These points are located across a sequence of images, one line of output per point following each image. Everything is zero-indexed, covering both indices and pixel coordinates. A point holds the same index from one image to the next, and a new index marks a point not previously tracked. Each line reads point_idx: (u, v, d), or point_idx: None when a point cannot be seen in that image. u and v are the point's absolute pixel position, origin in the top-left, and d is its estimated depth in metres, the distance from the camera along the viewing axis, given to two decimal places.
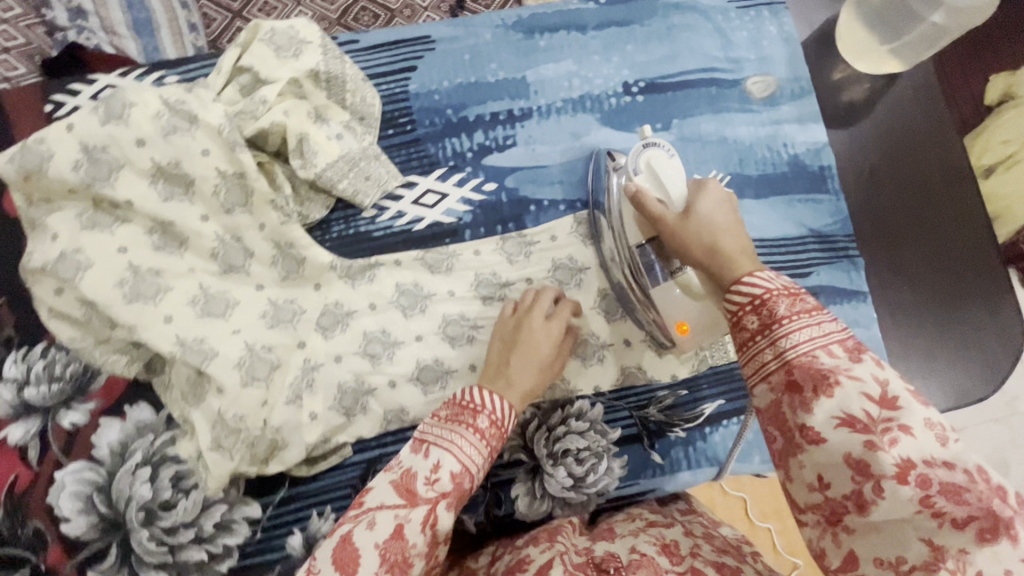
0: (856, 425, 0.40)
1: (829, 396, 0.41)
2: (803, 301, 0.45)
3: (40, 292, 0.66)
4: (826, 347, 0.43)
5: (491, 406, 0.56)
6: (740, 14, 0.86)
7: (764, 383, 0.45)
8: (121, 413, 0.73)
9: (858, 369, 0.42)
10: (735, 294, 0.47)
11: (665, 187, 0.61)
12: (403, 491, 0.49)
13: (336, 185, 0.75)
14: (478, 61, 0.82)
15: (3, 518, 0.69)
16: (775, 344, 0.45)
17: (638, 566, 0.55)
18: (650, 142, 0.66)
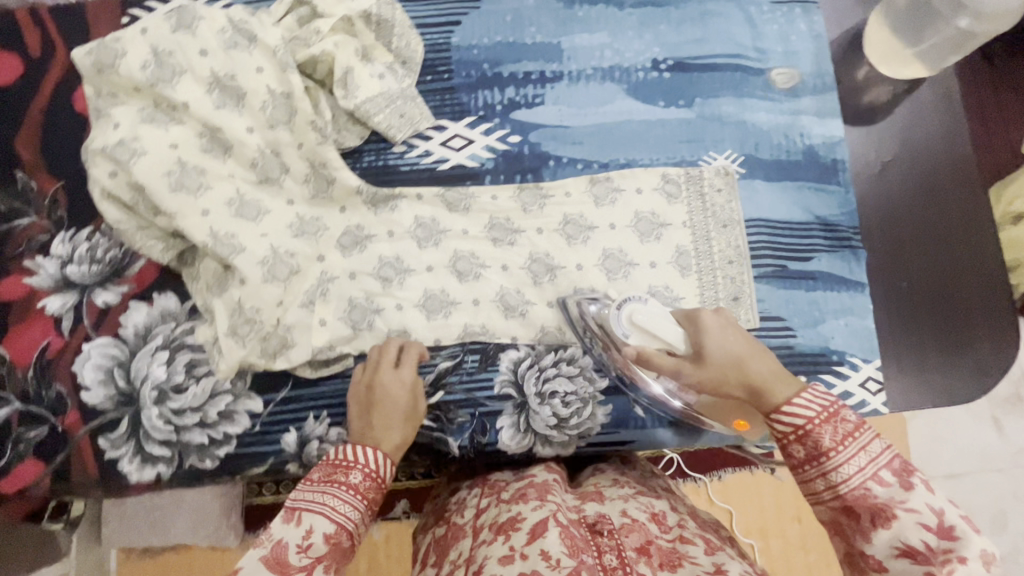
0: (916, 555, 0.47)
1: (886, 527, 0.48)
2: (844, 426, 0.52)
3: (95, 173, 0.73)
4: (875, 476, 0.50)
5: (364, 460, 0.58)
6: (773, 8, 0.90)
7: (821, 502, 0.53)
8: (149, 300, 0.78)
9: (912, 500, 0.48)
10: (778, 421, 0.55)
11: (663, 336, 0.64)
12: (275, 567, 0.51)
13: (373, 117, 0.81)
14: (518, 23, 0.88)
15: (32, 379, 0.76)
16: (827, 474, 0.52)
17: (630, 531, 0.57)
18: (621, 299, 0.68)
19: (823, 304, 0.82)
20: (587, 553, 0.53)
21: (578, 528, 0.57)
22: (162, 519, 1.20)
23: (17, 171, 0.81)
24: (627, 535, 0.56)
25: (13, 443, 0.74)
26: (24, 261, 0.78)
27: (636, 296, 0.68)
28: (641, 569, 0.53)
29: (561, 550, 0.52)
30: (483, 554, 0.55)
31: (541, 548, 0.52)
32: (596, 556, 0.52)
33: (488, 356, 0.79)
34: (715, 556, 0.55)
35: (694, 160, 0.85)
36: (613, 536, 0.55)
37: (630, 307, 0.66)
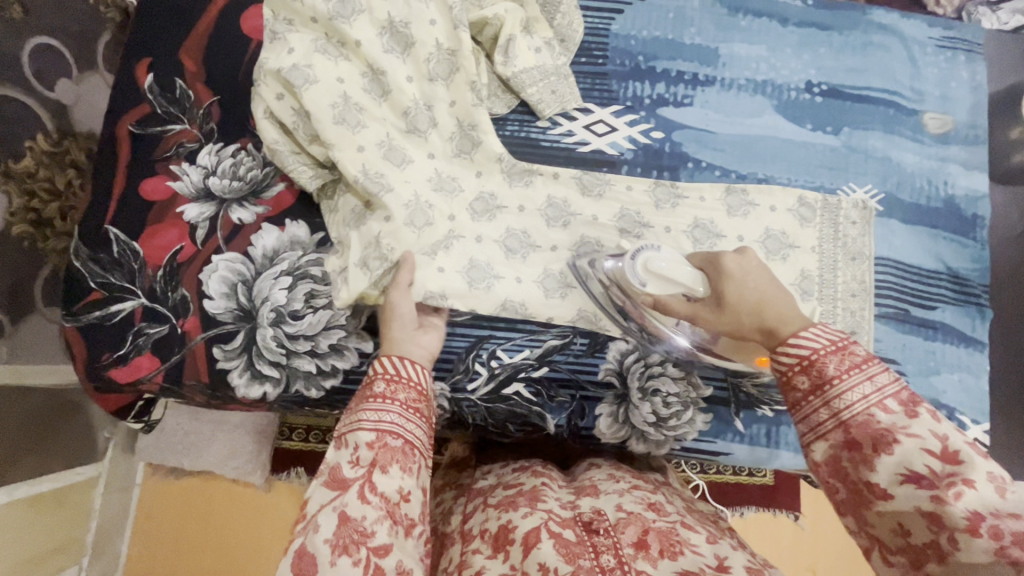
0: (920, 481, 0.44)
1: (890, 453, 0.45)
2: (852, 357, 0.50)
3: (263, 91, 0.76)
4: (880, 403, 0.47)
5: (385, 369, 0.60)
6: (937, 51, 0.88)
7: (821, 438, 0.50)
8: (282, 225, 0.80)
9: (916, 426, 0.46)
10: (783, 354, 0.52)
11: (677, 279, 0.67)
12: (334, 484, 0.52)
13: (526, 89, 0.82)
14: (680, 22, 0.88)
15: (160, 278, 0.78)
16: (829, 403, 0.49)
17: (627, 525, 0.57)
18: (636, 247, 0.69)
19: (940, 355, 0.80)
20: (583, 557, 0.53)
21: (573, 528, 0.57)
22: (198, 442, 1.23)
23: (178, 80, 0.83)
24: (624, 531, 0.56)
25: (134, 336, 0.76)
26: (171, 165, 0.81)
27: (650, 243, 0.70)
28: (639, 566, 0.53)
29: (557, 559, 0.53)
30: (482, 564, 0.56)
31: (539, 561, 0.53)
32: (593, 558, 0.53)
33: (597, 343, 0.79)
34: (715, 546, 0.55)
35: (834, 188, 0.84)
36: (610, 535, 0.56)
37: (646, 255, 0.68)
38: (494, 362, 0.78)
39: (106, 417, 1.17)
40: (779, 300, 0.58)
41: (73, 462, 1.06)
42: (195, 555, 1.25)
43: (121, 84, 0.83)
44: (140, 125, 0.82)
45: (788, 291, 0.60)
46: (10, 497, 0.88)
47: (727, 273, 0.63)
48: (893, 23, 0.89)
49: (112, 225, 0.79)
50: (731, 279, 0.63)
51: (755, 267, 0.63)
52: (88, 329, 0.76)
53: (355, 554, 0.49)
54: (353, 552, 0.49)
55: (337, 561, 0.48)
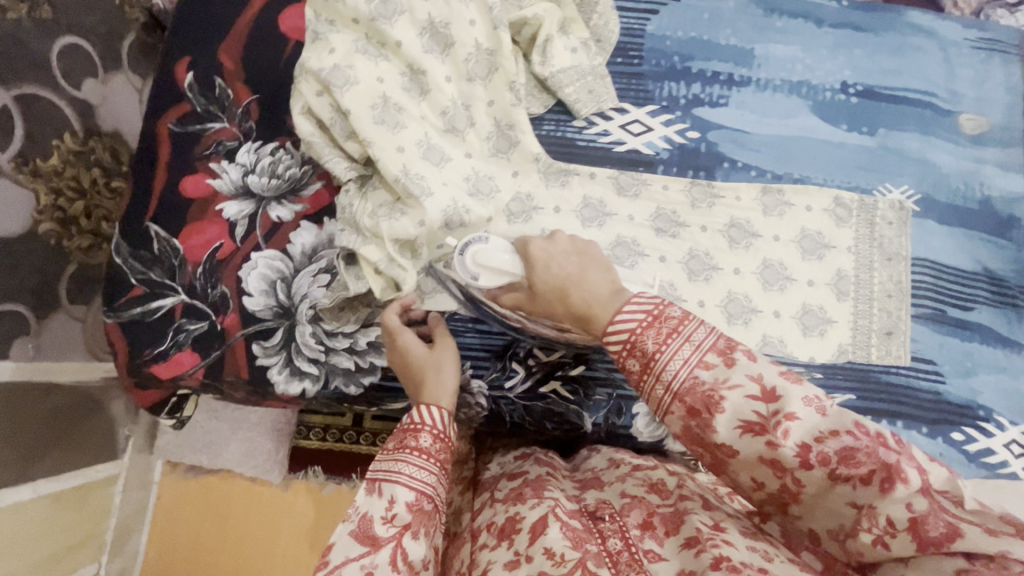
0: (755, 429, 0.43)
1: (722, 413, 0.44)
2: (666, 324, 0.48)
3: (302, 89, 0.75)
4: (700, 362, 0.46)
5: (432, 421, 0.58)
6: (972, 52, 0.88)
7: (668, 415, 0.47)
8: (320, 223, 0.81)
9: (735, 376, 0.44)
10: (610, 341, 0.51)
11: (504, 269, 0.68)
12: (365, 539, 0.50)
13: (564, 88, 0.82)
14: (715, 23, 0.88)
15: (201, 274, 0.79)
16: (660, 377, 0.47)
17: (631, 509, 0.56)
18: (462, 244, 0.71)
19: (977, 356, 0.80)
20: (590, 542, 0.51)
21: (579, 518, 0.55)
22: (218, 440, 1.24)
23: (218, 79, 0.84)
24: (629, 514, 0.55)
25: (175, 333, 0.77)
26: (210, 163, 0.81)
27: (476, 238, 0.71)
28: (647, 546, 0.51)
29: (564, 544, 0.50)
30: (488, 559, 0.54)
31: (545, 546, 0.50)
32: (601, 544, 0.52)
33: None
34: (712, 511, 0.53)
35: (869, 189, 0.84)
36: (616, 519, 0.54)
37: (472, 249, 0.70)
38: (532, 361, 0.78)
39: (127, 413, 1.15)
40: (586, 280, 0.58)
41: (100, 456, 1.07)
42: (223, 556, 1.22)
43: (160, 84, 0.84)
44: (180, 124, 0.82)
45: (598, 271, 0.59)
46: (37, 492, 0.89)
47: (534, 259, 0.64)
48: (927, 25, 0.89)
49: (153, 222, 0.79)
50: (538, 264, 0.63)
51: (563, 251, 0.64)
52: (129, 325, 0.77)
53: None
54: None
55: None
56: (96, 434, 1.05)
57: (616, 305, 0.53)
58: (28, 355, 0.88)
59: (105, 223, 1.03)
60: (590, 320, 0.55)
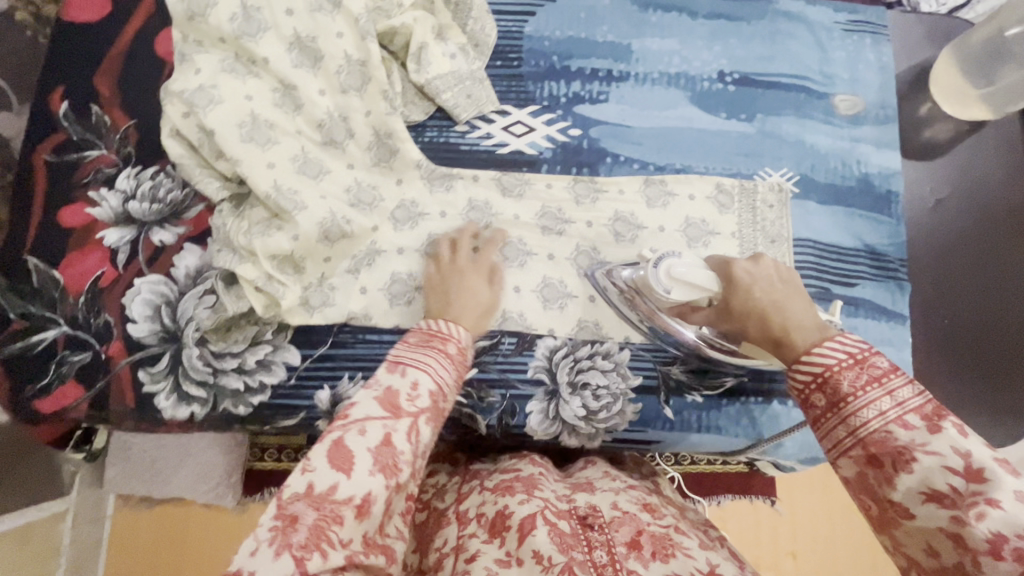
0: (941, 500, 0.41)
1: (910, 472, 0.43)
2: (870, 371, 0.46)
3: (169, 111, 0.75)
4: (900, 419, 0.44)
5: (459, 334, 0.61)
6: (844, 35, 0.90)
7: (841, 456, 0.47)
8: (203, 244, 0.80)
9: (935, 443, 0.42)
10: (800, 371, 0.50)
11: (699, 284, 0.68)
12: (387, 406, 0.52)
13: (441, 94, 0.83)
14: (592, 21, 0.89)
15: (82, 304, 0.78)
16: (846, 420, 0.46)
17: (620, 524, 0.56)
18: (657, 257, 0.71)
19: (862, 331, 0.82)
20: (576, 550, 0.53)
21: (569, 522, 0.57)
22: (165, 467, 1.12)
23: (94, 105, 0.83)
24: (617, 530, 0.56)
25: (57, 365, 0.76)
26: (89, 191, 0.81)
27: (668, 252, 0.72)
28: (631, 565, 0.51)
29: (552, 548, 0.52)
30: (477, 546, 0.55)
31: (534, 548, 0.52)
32: (587, 551, 0.52)
33: (525, 342, 0.80)
34: (707, 551, 0.53)
35: (750, 173, 0.85)
36: (605, 531, 0.55)
37: (667, 263, 0.70)
38: None
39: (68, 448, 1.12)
40: (789, 309, 0.59)
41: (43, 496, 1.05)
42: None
43: (33, 113, 0.82)
44: (55, 153, 0.81)
45: (799, 303, 0.60)
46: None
47: (736, 280, 0.65)
48: (799, 10, 0.91)
49: (30, 255, 0.78)
50: (740, 289, 0.64)
51: (766, 276, 0.64)
52: (9, 361, 0.75)
53: (390, 477, 0.49)
54: (388, 475, 0.49)
55: (374, 473, 0.48)
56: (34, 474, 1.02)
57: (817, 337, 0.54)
58: None
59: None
60: (780, 344, 0.57)
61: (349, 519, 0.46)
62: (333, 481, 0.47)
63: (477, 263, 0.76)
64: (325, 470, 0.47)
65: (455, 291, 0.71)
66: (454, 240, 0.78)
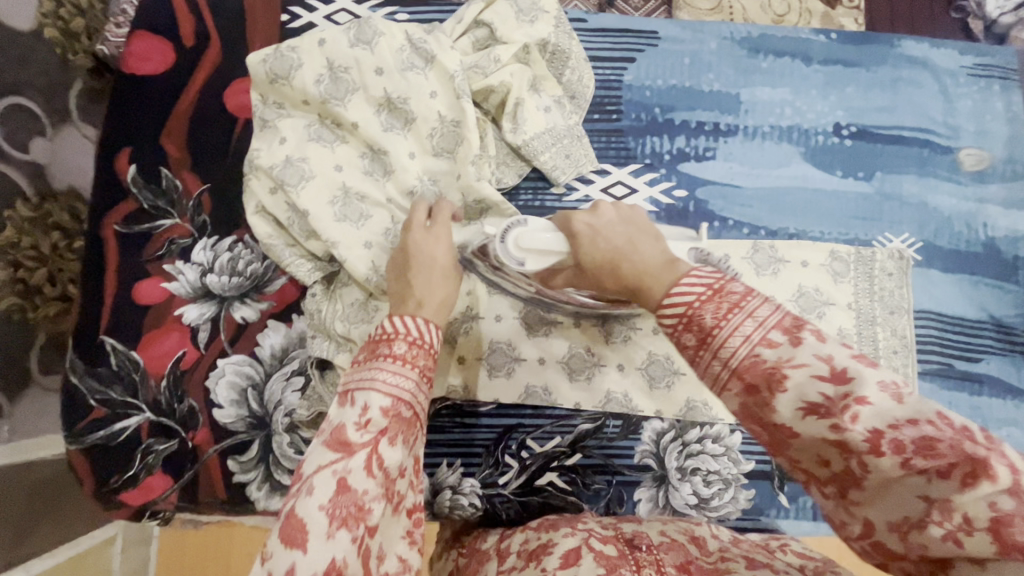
0: (819, 411, 0.35)
1: (784, 392, 0.36)
2: (729, 298, 0.40)
3: (254, 187, 0.70)
4: (763, 338, 0.38)
5: (405, 328, 0.50)
6: (970, 81, 0.83)
7: (722, 393, 0.40)
8: (288, 320, 0.75)
9: (800, 354, 0.36)
10: (665, 314, 0.42)
11: (552, 250, 0.60)
12: (335, 446, 0.43)
13: (539, 156, 0.76)
14: (697, 68, 0.82)
15: (164, 389, 0.73)
16: (718, 354, 0.39)
17: (668, 549, 0.55)
18: (501, 232, 0.63)
19: (987, 410, 0.77)
20: (623, 567, 0.51)
21: (616, 544, 0.55)
22: None
23: (163, 168, 0.77)
24: (667, 552, 0.54)
25: (143, 454, 0.72)
26: (164, 265, 0.75)
27: (513, 222, 0.63)
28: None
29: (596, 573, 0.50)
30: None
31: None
32: (635, 570, 0.50)
33: (631, 425, 0.75)
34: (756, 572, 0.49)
35: (868, 239, 0.79)
36: (653, 552, 0.54)
37: (514, 233, 0.62)
38: (524, 454, 0.74)
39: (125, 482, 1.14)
40: (637, 249, 0.51)
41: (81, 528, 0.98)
42: None
43: (100, 178, 0.76)
44: (126, 224, 0.76)
45: (647, 240, 0.52)
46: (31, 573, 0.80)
47: (578, 238, 0.56)
48: (922, 54, 0.83)
49: (107, 335, 0.74)
50: (583, 240, 0.56)
51: (609, 222, 0.56)
52: (93, 450, 0.72)
53: (355, 529, 0.42)
54: (352, 526, 0.42)
55: (334, 533, 0.41)
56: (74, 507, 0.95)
57: (672, 278, 0.45)
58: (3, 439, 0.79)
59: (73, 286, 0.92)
60: (641, 293, 0.47)
61: None
62: (290, 562, 0.39)
63: (437, 233, 0.64)
64: (280, 551, 0.40)
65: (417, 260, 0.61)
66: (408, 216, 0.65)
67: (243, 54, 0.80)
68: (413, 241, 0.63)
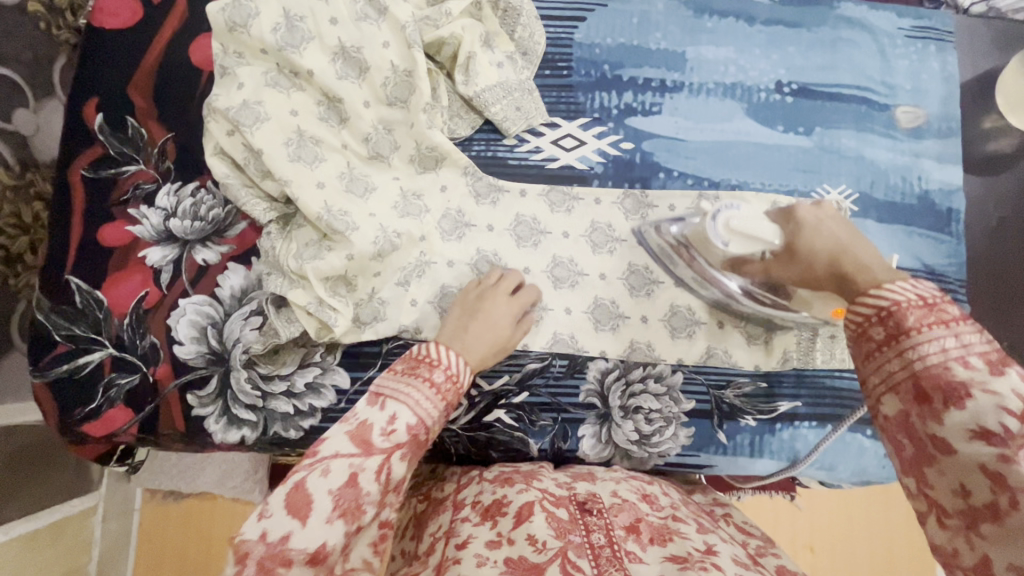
0: (991, 438, 0.40)
1: (961, 408, 0.42)
2: (940, 313, 0.45)
3: (213, 129, 0.74)
4: (961, 358, 0.43)
5: (448, 362, 0.58)
6: (907, 42, 0.87)
7: (891, 391, 0.46)
8: (247, 262, 0.78)
9: (995, 384, 0.41)
10: (861, 303, 0.49)
11: (760, 237, 0.68)
12: (358, 442, 0.51)
13: (490, 107, 0.79)
14: (644, 27, 0.85)
15: (127, 326, 0.76)
16: (901, 354, 0.45)
17: (619, 512, 0.60)
18: (714, 209, 0.71)
19: None
20: (573, 533, 0.55)
21: (567, 507, 0.60)
22: (193, 466, 1.16)
23: (129, 118, 0.80)
24: (617, 515, 0.59)
25: (106, 388, 0.75)
26: (129, 209, 0.78)
27: (727, 206, 0.71)
28: (629, 547, 0.55)
29: (548, 533, 0.55)
30: (470, 532, 0.58)
31: (528, 532, 0.55)
32: (584, 535, 0.55)
33: (576, 364, 0.78)
34: (705, 536, 0.57)
35: (808, 190, 0.82)
36: (602, 516, 0.58)
37: (726, 214, 0.70)
38: (473, 391, 0.77)
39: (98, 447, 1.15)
40: (854, 252, 0.59)
41: (66, 493, 1.06)
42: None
43: (67, 127, 0.80)
44: (92, 169, 0.79)
45: (864, 247, 0.60)
46: (9, 535, 0.89)
47: (801, 226, 0.65)
48: (862, 16, 0.87)
49: (72, 275, 0.77)
50: (804, 231, 0.65)
51: (828, 216, 0.66)
52: (57, 384, 0.74)
53: (351, 523, 0.48)
54: (349, 520, 0.48)
55: (333, 520, 0.47)
56: (58, 473, 1.04)
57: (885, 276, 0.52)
58: None
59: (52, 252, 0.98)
60: (848, 282, 0.57)
61: (299, 565, 0.44)
62: (287, 530, 0.46)
63: (513, 301, 0.73)
64: (282, 517, 0.46)
65: (480, 320, 0.69)
66: (495, 279, 0.75)
67: (206, 8, 0.83)
68: (489, 300, 0.71)
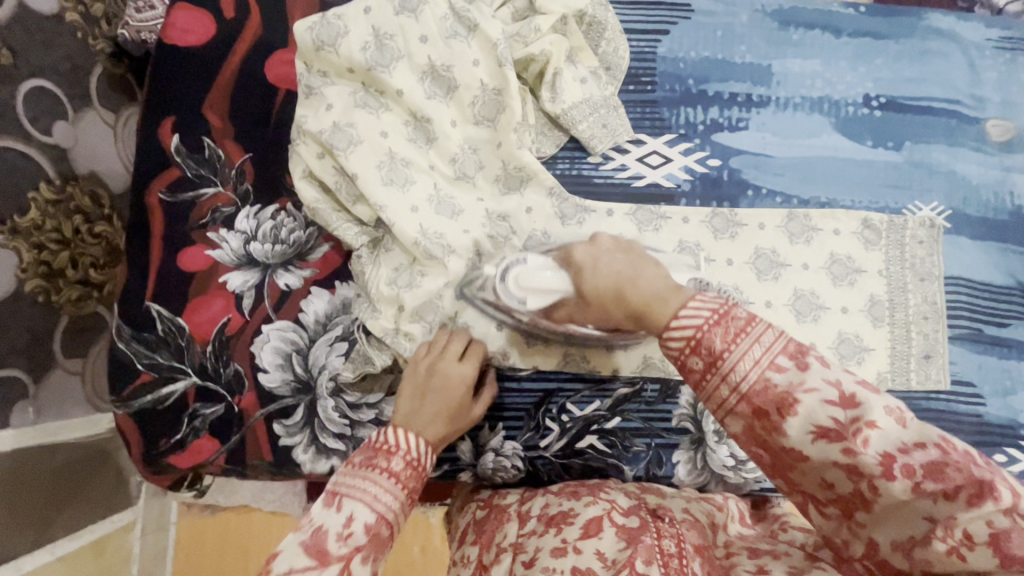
0: (830, 435, 0.39)
1: (794, 416, 0.40)
2: (734, 323, 0.43)
3: (302, 152, 0.73)
4: (771, 363, 0.41)
5: (408, 447, 0.54)
6: (995, 54, 0.85)
7: (728, 415, 0.43)
8: (331, 287, 0.76)
9: (810, 379, 0.40)
10: (670, 338, 0.45)
11: (551, 288, 0.62)
12: (313, 553, 0.47)
13: (577, 125, 0.77)
14: (729, 40, 0.83)
15: (210, 354, 0.74)
16: (726, 378, 0.42)
17: (688, 529, 0.56)
18: (502, 269, 0.66)
19: (1016, 375, 0.78)
20: (644, 537, 0.52)
21: (638, 514, 0.57)
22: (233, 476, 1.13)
23: (205, 138, 0.78)
24: (687, 530, 0.55)
25: (190, 419, 0.73)
26: (208, 233, 0.76)
27: (515, 260, 0.66)
28: (693, 566, 0.50)
29: (615, 548, 0.52)
30: (535, 545, 0.55)
31: (596, 548, 0.52)
32: (656, 538, 0.52)
33: (668, 388, 0.77)
34: (758, 558, 0.50)
35: (898, 207, 0.81)
36: (675, 525, 0.54)
37: (513, 272, 0.64)
38: (565, 417, 0.75)
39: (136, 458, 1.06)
40: (639, 277, 0.52)
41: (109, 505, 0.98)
42: None
43: (143, 149, 0.78)
44: (170, 192, 0.77)
45: (648, 266, 0.54)
46: (53, 555, 0.82)
47: (578, 266, 0.58)
48: (949, 28, 0.85)
49: (153, 301, 0.75)
50: (585, 271, 0.57)
51: (607, 249, 0.58)
52: (140, 414, 0.73)
53: None
54: None
55: None
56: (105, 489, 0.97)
57: (677, 303, 0.47)
58: (29, 419, 0.82)
59: (94, 271, 0.92)
60: (645, 320, 0.49)
61: None
62: None
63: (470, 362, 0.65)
64: None
65: (434, 392, 0.61)
66: (442, 343, 0.67)
67: (282, 25, 0.81)
68: (442, 366, 0.63)
